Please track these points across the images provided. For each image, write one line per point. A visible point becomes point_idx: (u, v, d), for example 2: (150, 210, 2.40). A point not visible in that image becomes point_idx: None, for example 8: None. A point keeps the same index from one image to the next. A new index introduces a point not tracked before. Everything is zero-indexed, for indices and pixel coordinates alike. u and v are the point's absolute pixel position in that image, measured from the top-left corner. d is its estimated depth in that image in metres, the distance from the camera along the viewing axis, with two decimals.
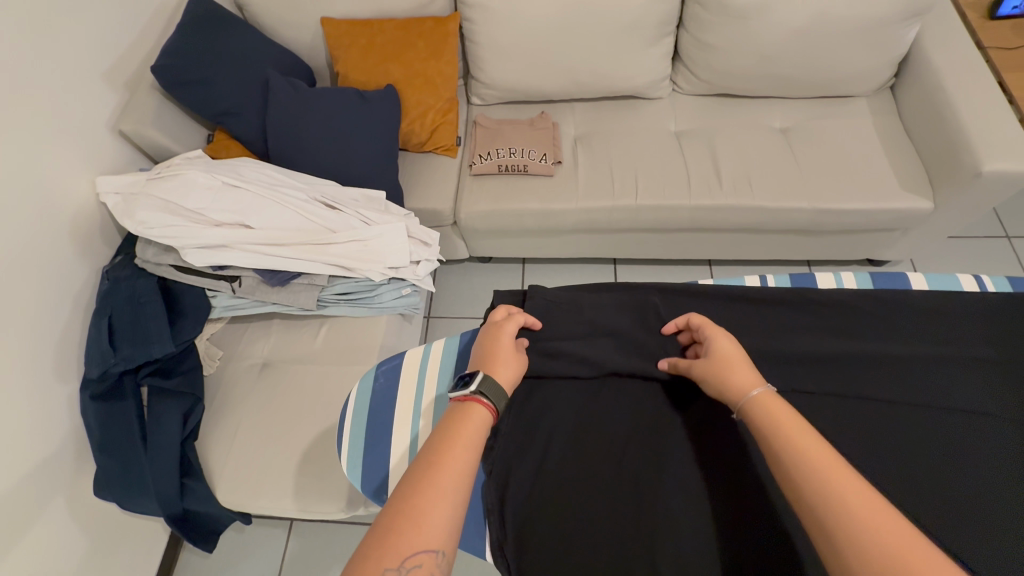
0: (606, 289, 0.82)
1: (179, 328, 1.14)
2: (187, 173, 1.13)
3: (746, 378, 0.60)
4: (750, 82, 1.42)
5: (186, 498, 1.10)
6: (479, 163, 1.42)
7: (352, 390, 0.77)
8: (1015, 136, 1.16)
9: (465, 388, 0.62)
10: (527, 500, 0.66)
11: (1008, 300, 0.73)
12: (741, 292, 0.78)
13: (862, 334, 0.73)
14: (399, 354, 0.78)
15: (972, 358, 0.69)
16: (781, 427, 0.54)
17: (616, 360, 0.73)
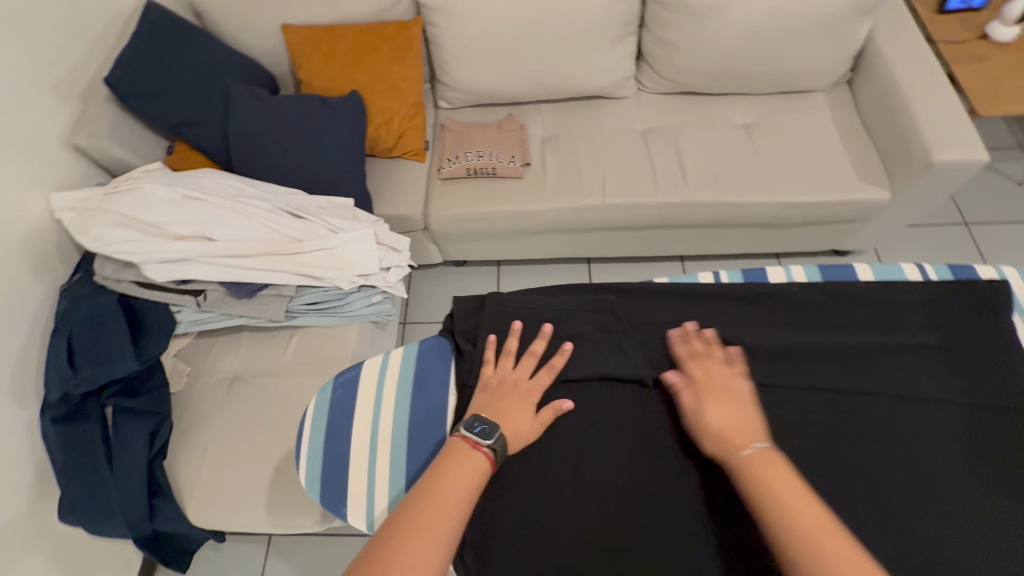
0: (562, 291, 0.83)
1: (144, 345, 1.12)
2: (146, 187, 1.11)
3: (738, 445, 0.60)
4: (712, 79, 1.45)
5: (156, 519, 1.08)
6: (448, 167, 1.42)
7: (310, 404, 0.76)
8: (964, 126, 1.20)
9: (479, 435, 0.63)
10: (486, 505, 0.65)
11: (950, 286, 0.76)
12: (693, 289, 0.80)
13: (813, 325, 0.75)
14: (357, 364, 0.78)
15: (918, 345, 0.72)
16: (776, 502, 0.54)
17: (576, 362, 0.73)
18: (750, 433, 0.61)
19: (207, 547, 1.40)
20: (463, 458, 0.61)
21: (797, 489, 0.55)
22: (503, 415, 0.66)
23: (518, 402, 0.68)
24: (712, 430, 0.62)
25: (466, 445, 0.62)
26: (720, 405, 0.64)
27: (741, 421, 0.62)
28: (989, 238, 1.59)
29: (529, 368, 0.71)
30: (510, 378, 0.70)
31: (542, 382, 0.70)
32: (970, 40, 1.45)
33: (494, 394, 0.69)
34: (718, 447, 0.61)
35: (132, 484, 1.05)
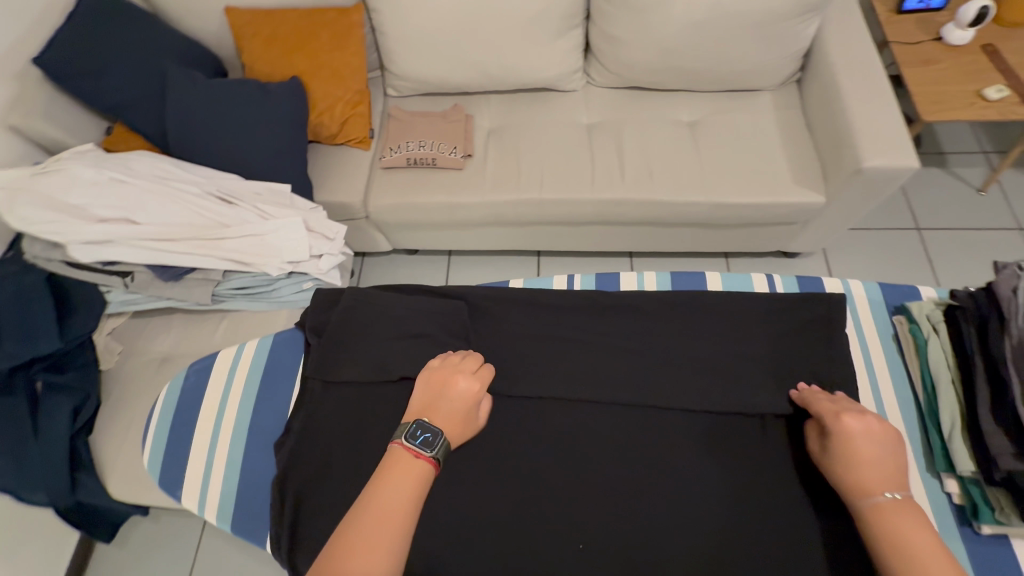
0: (419, 291, 0.89)
1: (70, 323, 1.14)
2: (71, 168, 1.13)
3: (874, 485, 0.62)
4: (657, 75, 1.43)
5: (78, 490, 1.12)
6: (389, 156, 1.42)
7: (163, 390, 0.86)
8: (896, 132, 1.18)
9: (422, 446, 0.63)
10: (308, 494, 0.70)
11: (779, 305, 0.86)
12: (536, 297, 0.89)
13: (648, 336, 0.85)
14: (211, 355, 0.89)
15: (739, 359, 0.82)
16: (910, 547, 0.56)
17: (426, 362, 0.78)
18: (888, 474, 0.63)
19: (146, 519, 1.45)
20: (405, 466, 0.62)
21: (926, 538, 0.56)
22: (441, 417, 0.68)
23: (454, 403, 0.70)
24: (847, 467, 0.65)
25: (410, 456, 0.63)
26: (866, 444, 0.66)
27: (883, 462, 0.64)
28: (939, 244, 1.58)
29: (473, 365, 0.75)
30: (448, 373, 0.73)
31: (484, 378, 0.74)
32: (924, 41, 1.42)
33: (435, 391, 0.71)
34: (854, 484, 0.64)
35: (54, 456, 1.08)
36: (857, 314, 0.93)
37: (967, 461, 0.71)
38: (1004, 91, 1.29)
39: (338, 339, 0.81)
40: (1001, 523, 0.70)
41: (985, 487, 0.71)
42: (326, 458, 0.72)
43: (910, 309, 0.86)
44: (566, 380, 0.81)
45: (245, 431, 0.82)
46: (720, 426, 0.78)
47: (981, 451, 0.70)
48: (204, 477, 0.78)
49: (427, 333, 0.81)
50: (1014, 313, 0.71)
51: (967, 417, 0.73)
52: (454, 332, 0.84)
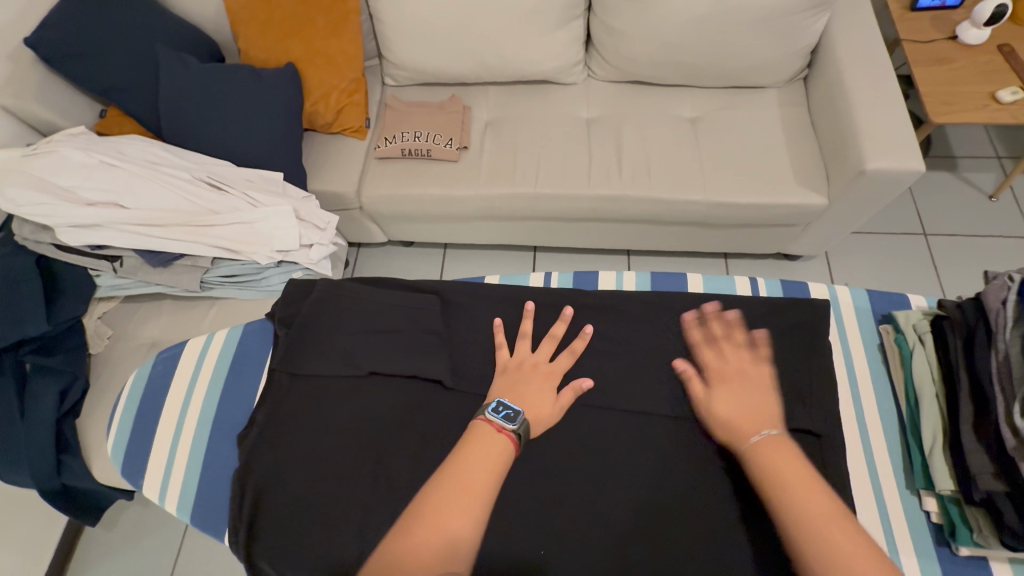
0: (392, 284, 0.85)
1: (59, 306, 1.15)
2: (61, 150, 1.12)
3: (749, 431, 0.66)
4: (658, 69, 1.40)
5: (64, 473, 1.13)
6: (383, 146, 1.41)
7: (130, 377, 0.85)
8: (902, 133, 1.14)
9: (503, 419, 0.65)
10: (269, 492, 0.69)
11: (767, 307, 0.82)
12: (513, 293, 0.83)
13: (630, 339, 0.81)
14: (181, 343, 0.87)
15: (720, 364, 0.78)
16: (779, 484, 0.60)
17: (396, 359, 0.76)
18: (757, 420, 0.67)
19: (135, 502, 1.45)
20: (488, 438, 0.63)
21: (802, 474, 0.61)
22: (527, 399, 0.69)
23: (537, 388, 0.71)
24: (722, 418, 0.69)
25: (492, 428, 0.64)
26: (732, 395, 0.70)
27: (751, 409, 0.68)
28: (945, 251, 1.53)
29: (548, 349, 0.76)
30: (529, 361, 0.75)
31: (560, 366, 0.75)
32: (938, 40, 1.37)
33: (514, 378, 0.72)
34: (732, 434, 0.67)
35: (39, 440, 1.09)
36: (841, 319, 0.90)
37: (946, 478, 0.68)
38: (1019, 93, 1.25)
39: (307, 331, 0.78)
40: (979, 545, 0.67)
41: (965, 507, 0.68)
42: (289, 452, 0.70)
43: (897, 317, 0.83)
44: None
45: (208, 422, 0.80)
46: (691, 434, 0.73)
47: (961, 468, 0.68)
48: (166, 467, 0.77)
49: (395, 329, 0.78)
50: (1001, 325, 0.69)
51: (949, 431, 0.71)
52: (425, 327, 0.79)
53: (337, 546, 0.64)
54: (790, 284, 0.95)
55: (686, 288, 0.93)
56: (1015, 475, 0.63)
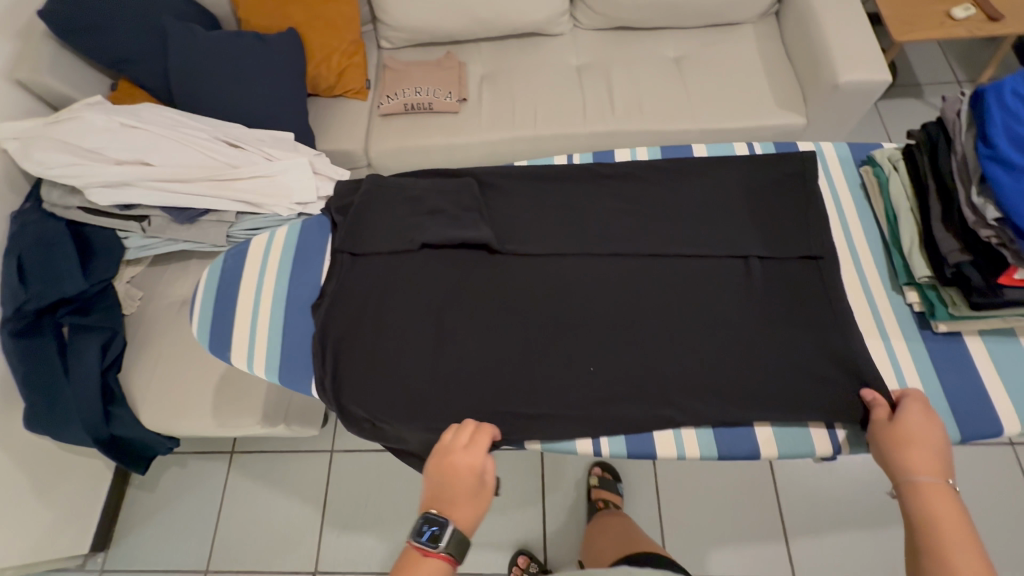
0: (430, 176, 0.91)
1: (93, 268, 1.20)
2: (84, 115, 1.17)
3: (918, 468, 0.63)
4: (641, 14, 1.48)
5: (113, 424, 1.19)
6: (387, 103, 1.47)
7: (202, 275, 0.89)
8: (869, 49, 1.24)
9: (429, 544, 0.59)
10: (349, 350, 0.77)
11: (783, 168, 0.87)
12: (542, 173, 0.89)
13: (659, 215, 0.85)
14: (246, 241, 0.91)
15: (737, 221, 0.84)
16: (929, 516, 0.59)
17: (442, 231, 0.83)
18: (930, 459, 0.63)
19: (172, 464, 1.55)
20: (419, 568, 0.59)
21: (956, 520, 0.58)
22: (461, 504, 0.63)
23: (467, 484, 0.64)
24: (900, 442, 0.65)
25: (420, 555, 0.59)
26: (916, 426, 0.66)
27: (929, 450, 0.64)
28: None
29: (466, 440, 0.67)
30: (444, 455, 0.66)
31: (484, 446, 0.67)
32: None
33: (440, 475, 0.65)
34: (897, 464, 0.64)
35: (87, 392, 1.14)
36: (828, 169, 0.97)
37: (923, 268, 0.78)
38: (971, 10, 1.36)
39: (361, 217, 0.86)
40: (954, 317, 0.77)
41: (940, 289, 0.78)
42: (358, 314, 0.79)
43: (874, 156, 0.92)
44: (564, 240, 0.83)
45: (281, 305, 0.84)
46: (720, 276, 0.80)
47: (935, 256, 0.76)
48: (250, 343, 0.82)
49: (440, 210, 0.85)
50: (957, 133, 0.78)
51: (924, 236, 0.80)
52: (466, 207, 0.86)
53: (410, 384, 0.75)
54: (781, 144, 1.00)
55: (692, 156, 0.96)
56: (974, 243, 0.73)
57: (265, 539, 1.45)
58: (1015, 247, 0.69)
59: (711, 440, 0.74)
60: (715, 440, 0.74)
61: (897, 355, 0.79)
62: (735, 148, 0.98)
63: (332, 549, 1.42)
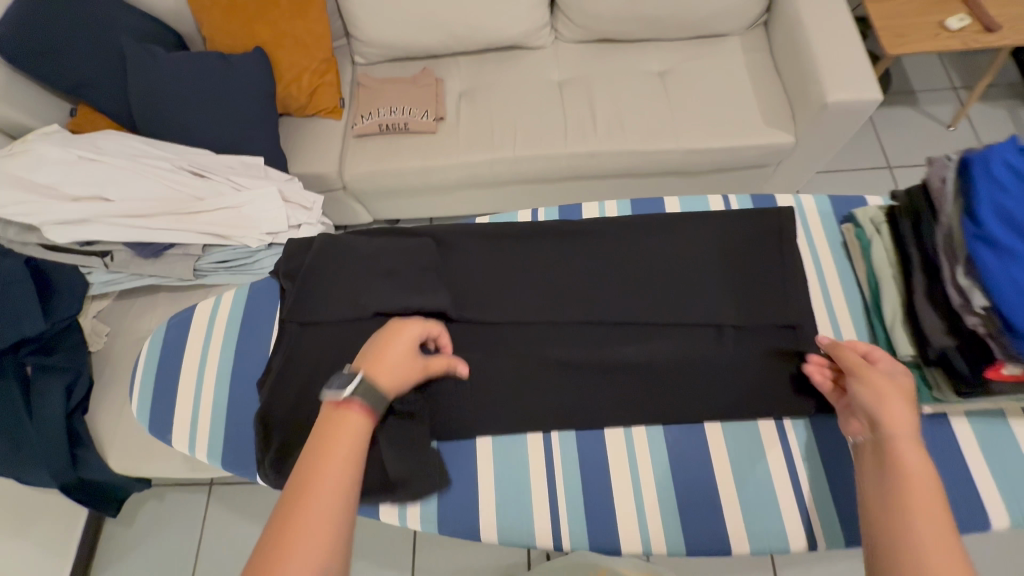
0: (384, 234, 0.89)
1: (55, 306, 1.14)
2: (38, 148, 1.12)
3: (901, 426, 0.59)
4: (623, 26, 1.43)
5: (80, 469, 1.14)
6: (361, 123, 1.41)
7: (146, 343, 0.89)
8: (859, 65, 1.19)
9: (337, 392, 0.61)
10: (291, 424, 0.75)
11: (731, 219, 0.88)
12: (495, 230, 0.90)
13: (613, 273, 0.85)
14: (190, 307, 0.90)
15: (693, 276, 0.84)
16: (901, 468, 0.56)
17: (394, 298, 0.80)
18: (908, 414, 0.61)
19: (151, 497, 1.52)
20: (335, 419, 0.60)
21: (924, 472, 0.55)
22: (381, 365, 0.65)
23: (394, 350, 0.67)
24: (879, 394, 0.63)
25: (334, 406, 0.61)
26: (906, 390, 0.63)
27: (911, 407, 0.62)
28: (910, 181, 1.60)
29: (408, 321, 0.72)
30: (383, 329, 0.70)
31: (421, 328, 0.71)
32: None
33: (368, 349, 0.69)
34: (883, 420, 0.61)
35: (51, 435, 1.10)
36: (807, 224, 0.93)
37: (906, 346, 0.74)
38: (966, 20, 1.31)
39: (311, 284, 0.83)
40: (938, 400, 0.73)
41: (924, 370, 0.74)
42: (303, 389, 0.77)
43: (855, 214, 0.88)
44: (530, 301, 0.84)
45: (227, 373, 0.84)
46: (664, 337, 0.81)
47: (919, 334, 0.73)
48: (192, 413, 0.82)
49: (395, 272, 0.83)
50: (943, 201, 0.75)
51: (907, 309, 0.76)
52: (425, 267, 0.85)
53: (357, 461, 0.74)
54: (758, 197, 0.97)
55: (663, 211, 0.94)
56: (961, 329, 0.70)
57: None
58: (1002, 342, 0.65)
59: (678, 536, 0.73)
60: (682, 533, 0.73)
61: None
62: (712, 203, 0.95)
63: None
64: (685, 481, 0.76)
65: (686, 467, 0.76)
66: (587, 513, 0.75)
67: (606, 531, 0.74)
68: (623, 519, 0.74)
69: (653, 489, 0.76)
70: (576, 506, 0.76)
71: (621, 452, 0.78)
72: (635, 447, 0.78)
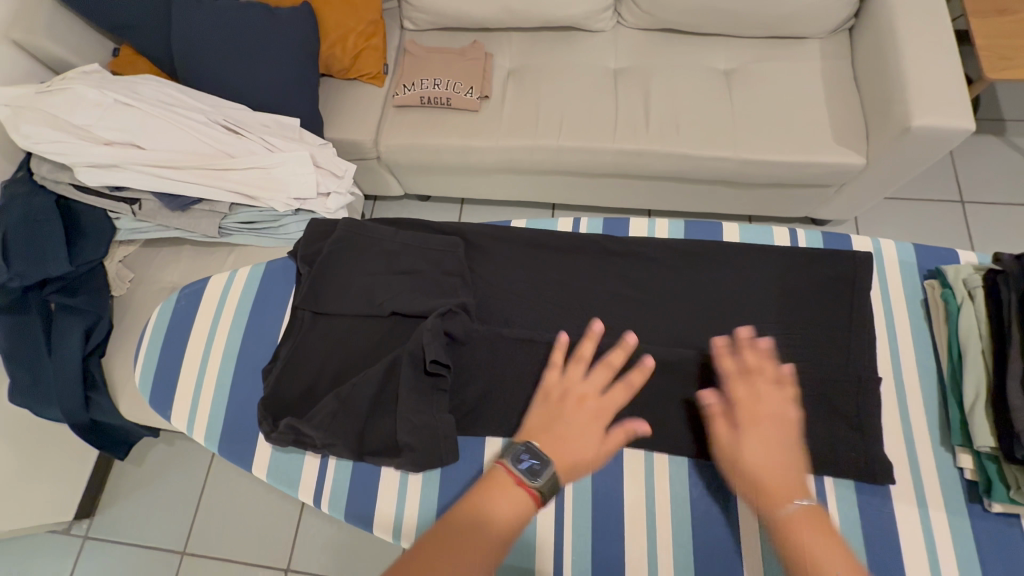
0: (408, 226, 0.88)
1: (81, 249, 1.15)
2: (75, 87, 1.10)
3: (769, 486, 0.62)
4: (694, 16, 1.31)
5: (92, 410, 1.16)
6: (402, 94, 1.35)
7: (155, 312, 0.90)
8: (954, 88, 1.07)
9: (526, 474, 0.64)
10: (299, 403, 0.76)
11: (777, 256, 0.83)
12: (532, 238, 0.86)
13: (647, 300, 0.81)
14: (204, 281, 0.91)
15: (730, 316, 0.79)
16: (797, 541, 0.59)
17: (409, 297, 0.79)
18: (778, 473, 0.63)
19: (160, 441, 1.55)
20: (507, 491, 0.64)
21: (813, 536, 0.58)
22: (567, 450, 0.67)
23: (585, 435, 0.68)
24: (749, 460, 0.65)
25: (514, 481, 0.65)
26: (752, 432, 0.66)
27: (775, 460, 0.64)
28: (983, 219, 1.47)
29: (598, 385, 0.72)
30: (570, 401, 0.71)
31: (613, 400, 0.71)
32: None
33: (555, 412, 0.70)
34: (752, 494, 0.63)
35: (66, 375, 1.11)
36: (884, 274, 0.86)
37: (987, 436, 0.67)
38: None
39: (327, 270, 0.83)
40: (1015, 501, 0.66)
41: (1002, 464, 0.67)
42: (313, 374, 0.77)
43: (945, 272, 0.80)
44: (555, 320, 0.81)
45: (235, 352, 0.84)
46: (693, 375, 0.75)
47: (1002, 425, 0.66)
48: (196, 390, 0.82)
49: (415, 270, 0.83)
50: None
51: (993, 391, 0.69)
52: (448, 270, 0.83)
53: (366, 441, 0.73)
54: (831, 235, 0.89)
55: (720, 237, 0.89)
56: None
57: (242, 526, 1.45)
58: None
59: None
60: None
61: (933, 528, 0.69)
62: (773, 235, 0.89)
63: (307, 545, 1.42)
64: (707, 527, 0.71)
65: (707, 516, 0.71)
66: (594, 540, 0.71)
67: (613, 564, 0.70)
68: (632, 554, 0.70)
69: (669, 528, 0.71)
70: (584, 533, 0.72)
71: (637, 484, 0.74)
72: (655, 484, 0.73)
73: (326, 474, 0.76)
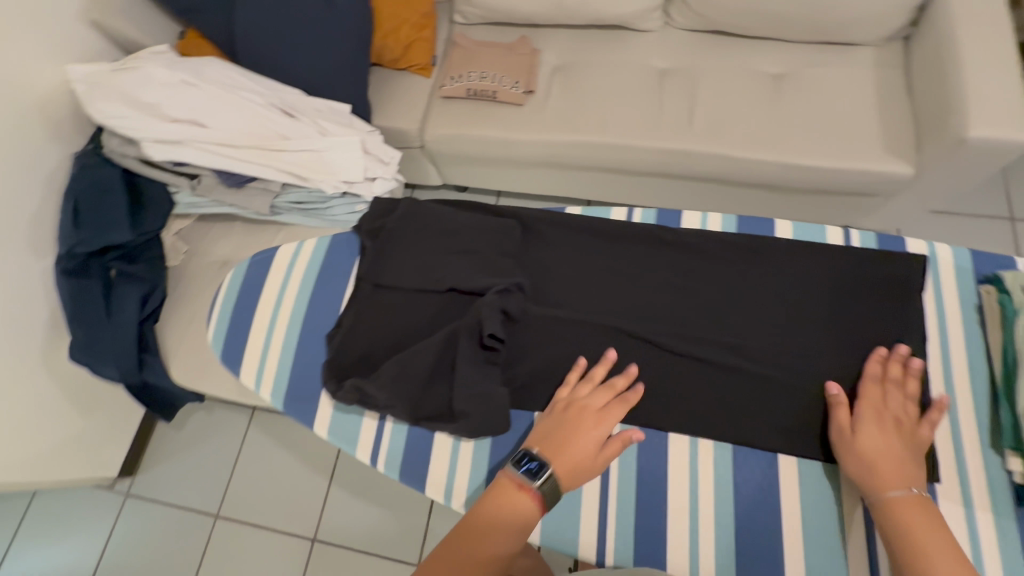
0: (466, 209, 0.92)
1: (144, 219, 1.22)
2: (145, 66, 1.16)
3: (886, 481, 0.65)
4: (745, 19, 1.31)
5: (144, 371, 1.22)
6: (449, 85, 1.39)
7: (226, 278, 0.95)
8: (1014, 100, 1.04)
9: (526, 477, 0.67)
10: (362, 366, 0.81)
11: (824, 258, 0.83)
12: (585, 225, 0.89)
13: (694, 293, 0.83)
14: (273, 250, 0.95)
15: (774, 314, 0.80)
16: (907, 531, 0.61)
17: (465, 275, 0.83)
18: (896, 468, 0.66)
19: (200, 409, 1.63)
20: (513, 494, 0.66)
21: (926, 527, 0.61)
22: (564, 457, 0.69)
23: (580, 446, 0.70)
24: (864, 455, 0.68)
25: (516, 487, 0.67)
26: (872, 432, 0.69)
27: (894, 458, 0.67)
28: None
29: (601, 404, 0.73)
30: (575, 411, 0.73)
31: (614, 415, 0.73)
32: None
33: (558, 424, 0.72)
34: (864, 481, 0.67)
35: (125, 337, 1.18)
36: (937, 278, 0.85)
37: None
38: None
39: (393, 245, 0.88)
40: None
41: None
42: (375, 340, 0.82)
43: (1003, 278, 0.79)
44: (602, 306, 0.83)
45: (300, 318, 0.89)
46: (737, 367, 0.77)
47: None
48: (262, 354, 0.86)
49: (471, 250, 0.86)
50: None
51: None
52: (504, 252, 0.87)
53: (422, 407, 0.77)
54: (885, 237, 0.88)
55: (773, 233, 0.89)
56: None
57: (274, 493, 1.51)
58: None
59: None
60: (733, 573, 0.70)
61: (978, 531, 0.69)
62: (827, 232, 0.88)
63: (334, 517, 1.47)
64: (746, 515, 0.72)
65: (746, 504, 0.72)
66: (634, 518, 0.73)
67: (650, 542, 0.72)
68: (670, 535, 0.72)
69: (711, 511, 0.72)
70: (624, 511, 0.74)
71: (677, 470, 0.75)
72: (697, 471, 0.74)
73: (382, 436, 0.79)
